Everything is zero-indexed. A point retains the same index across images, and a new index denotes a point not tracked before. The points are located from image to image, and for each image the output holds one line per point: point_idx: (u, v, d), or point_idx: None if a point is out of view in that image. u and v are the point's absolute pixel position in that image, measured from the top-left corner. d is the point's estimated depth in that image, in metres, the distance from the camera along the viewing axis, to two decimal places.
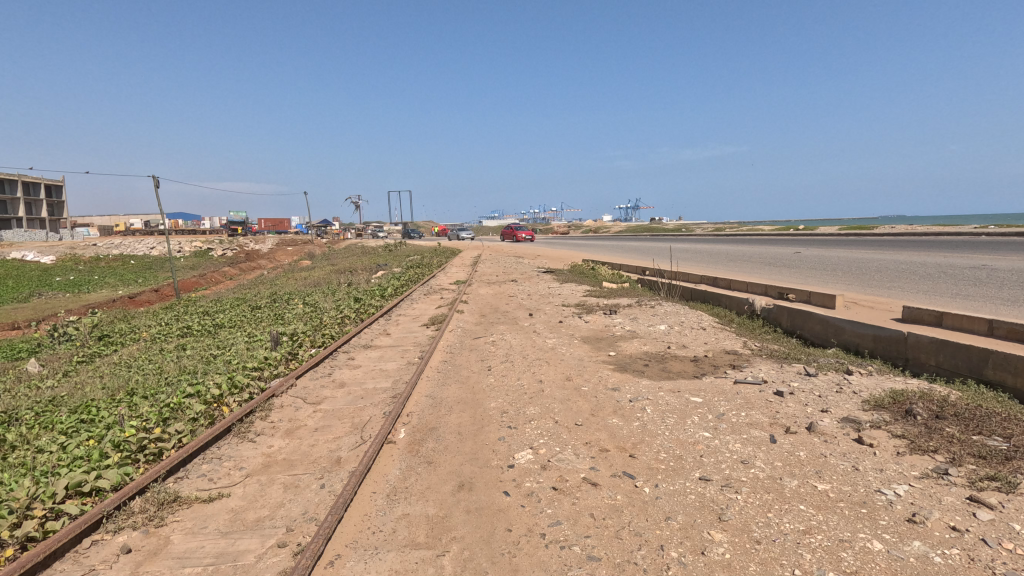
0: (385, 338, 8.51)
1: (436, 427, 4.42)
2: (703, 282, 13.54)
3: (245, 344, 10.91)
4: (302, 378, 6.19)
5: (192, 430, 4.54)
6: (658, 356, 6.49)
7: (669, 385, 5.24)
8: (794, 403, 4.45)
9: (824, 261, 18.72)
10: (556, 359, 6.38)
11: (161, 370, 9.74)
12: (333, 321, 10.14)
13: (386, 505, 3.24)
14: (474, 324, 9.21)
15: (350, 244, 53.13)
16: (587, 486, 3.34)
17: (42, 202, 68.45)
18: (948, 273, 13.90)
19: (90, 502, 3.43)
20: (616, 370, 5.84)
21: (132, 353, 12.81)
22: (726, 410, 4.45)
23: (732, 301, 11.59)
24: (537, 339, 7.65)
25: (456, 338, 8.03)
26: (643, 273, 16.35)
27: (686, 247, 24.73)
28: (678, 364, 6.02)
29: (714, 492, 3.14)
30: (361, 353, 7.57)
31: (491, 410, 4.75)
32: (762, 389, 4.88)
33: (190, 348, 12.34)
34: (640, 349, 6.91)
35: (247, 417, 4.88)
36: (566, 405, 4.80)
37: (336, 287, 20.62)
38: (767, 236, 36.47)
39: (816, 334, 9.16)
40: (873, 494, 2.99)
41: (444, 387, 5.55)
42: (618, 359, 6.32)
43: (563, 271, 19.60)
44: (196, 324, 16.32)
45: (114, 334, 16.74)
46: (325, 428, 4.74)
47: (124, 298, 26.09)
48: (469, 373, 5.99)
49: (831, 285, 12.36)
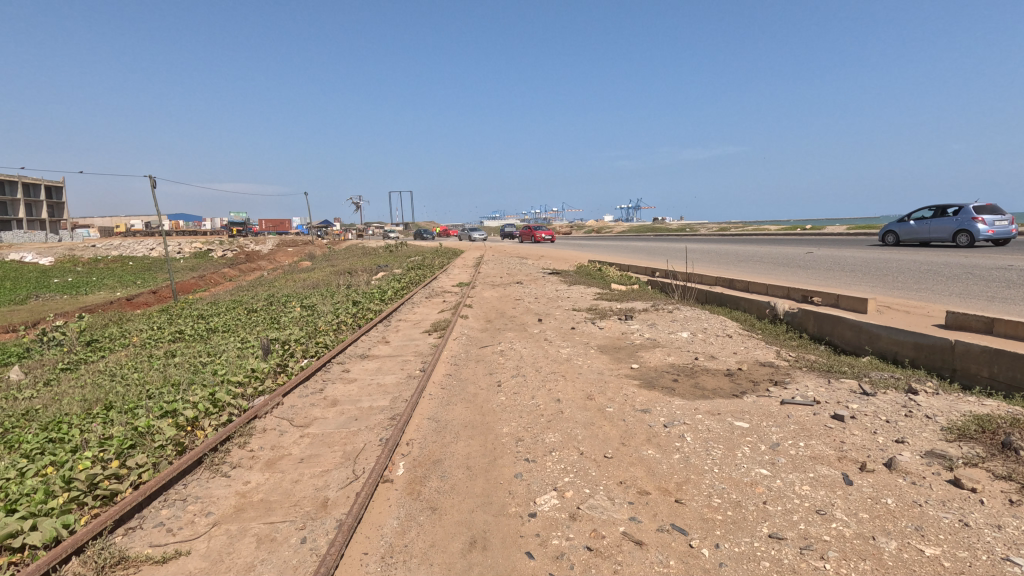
0: (383, 347, 7.85)
1: (441, 461, 3.78)
2: (718, 284, 12.89)
3: (236, 352, 10.27)
4: (289, 396, 5.54)
5: (155, 463, 3.90)
6: (686, 369, 5.83)
7: (705, 405, 4.57)
8: (860, 431, 3.80)
9: (839, 261, 18.06)
10: (574, 373, 5.73)
11: (145, 381, 9.11)
12: (329, 326, 9.49)
13: (380, 573, 2.60)
14: (480, 331, 8.56)
15: (351, 245, 52.51)
16: (628, 546, 2.69)
17: (42, 202, 67.99)
18: (976, 273, 13.20)
19: (17, 564, 2.80)
20: (642, 387, 5.17)
21: (117, 360, 12.16)
22: (780, 439, 3.80)
23: (751, 305, 10.94)
24: (549, 348, 6.99)
25: (460, 347, 7.39)
26: (653, 274, 15.68)
27: (695, 248, 24.05)
28: (711, 379, 5.36)
29: (793, 558, 2.50)
30: (356, 364, 6.92)
31: (504, 438, 4.10)
32: (817, 412, 4.22)
33: (179, 355, 11.70)
34: (664, 360, 6.25)
35: (222, 444, 4.24)
36: (590, 432, 4.14)
37: (335, 289, 19.97)
38: (774, 235, 35.82)
39: (848, 340, 8.52)
40: (1002, 566, 2.34)
41: (448, 407, 4.89)
42: (642, 374, 5.66)
43: (570, 272, 18.94)
44: (188, 328, 15.69)
45: (104, 338, 16.12)
46: (312, 458, 4.10)
47: (121, 300, 25.52)
48: (477, 390, 5.35)
49: (855, 287, 11.70)
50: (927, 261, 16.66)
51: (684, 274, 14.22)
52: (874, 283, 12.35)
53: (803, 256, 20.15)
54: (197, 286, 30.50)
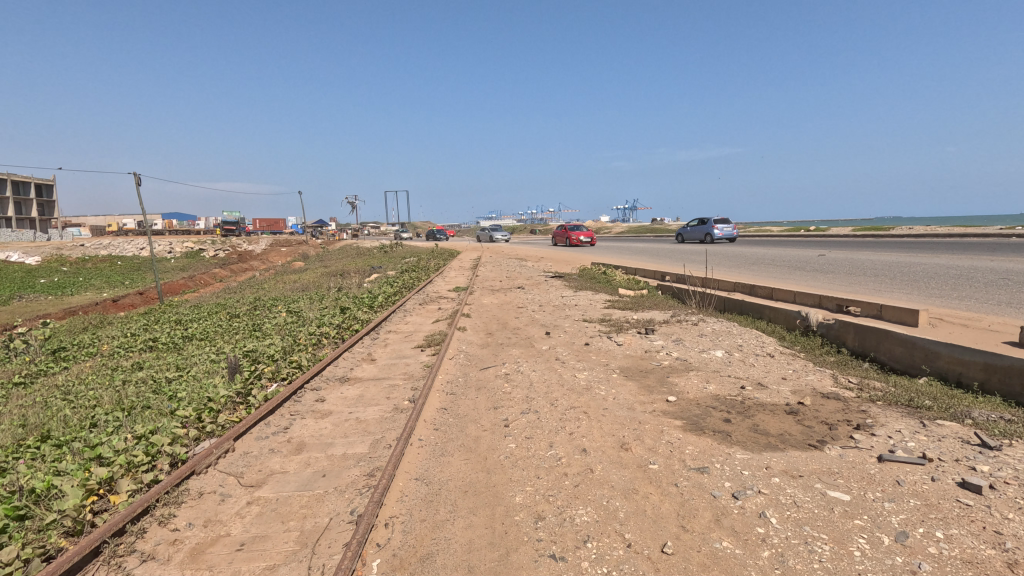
0: (368, 367, 6.77)
1: (432, 558, 2.69)
2: (739, 290, 11.89)
3: (205, 368, 9.11)
4: (242, 439, 4.42)
5: (30, 557, 2.79)
6: (735, 403, 4.75)
7: (779, 462, 3.51)
8: (1018, 514, 2.73)
9: (858, 264, 17.14)
10: (598, 410, 4.63)
11: (99, 402, 7.98)
12: (309, 340, 8.39)
13: None
14: (481, 346, 7.51)
15: (345, 245, 51.45)
16: None
17: (33, 202, 66.77)
18: (1013, 279, 12.23)
19: None
20: (686, 430, 4.11)
21: (78, 374, 10.97)
22: (910, 526, 2.72)
23: (778, 314, 9.98)
24: (563, 371, 5.91)
25: (457, 369, 6.28)
26: (664, 279, 14.62)
27: (704, 250, 23.12)
28: (771, 418, 4.31)
29: None
30: (334, 391, 5.81)
31: (520, 517, 3.03)
32: (936, 476, 3.17)
33: (147, 368, 10.56)
34: (703, 389, 5.19)
35: (135, 522, 3.13)
36: (635, 507, 3.06)
37: (325, 293, 18.88)
38: (778, 237, 34.96)
39: (898, 358, 7.53)
40: None
41: (443, 460, 3.82)
42: (681, 409, 4.62)
43: (573, 275, 17.88)
44: (164, 335, 14.57)
45: (73, 346, 14.94)
46: (257, 544, 3.00)
47: (105, 302, 24.29)
48: (478, 434, 4.27)
49: (891, 294, 10.72)
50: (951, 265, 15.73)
51: (698, 279, 13.19)
52: (908, 290, 11.36)
53: (817, 259, 19.26)
54: (185, 287, 29.41)
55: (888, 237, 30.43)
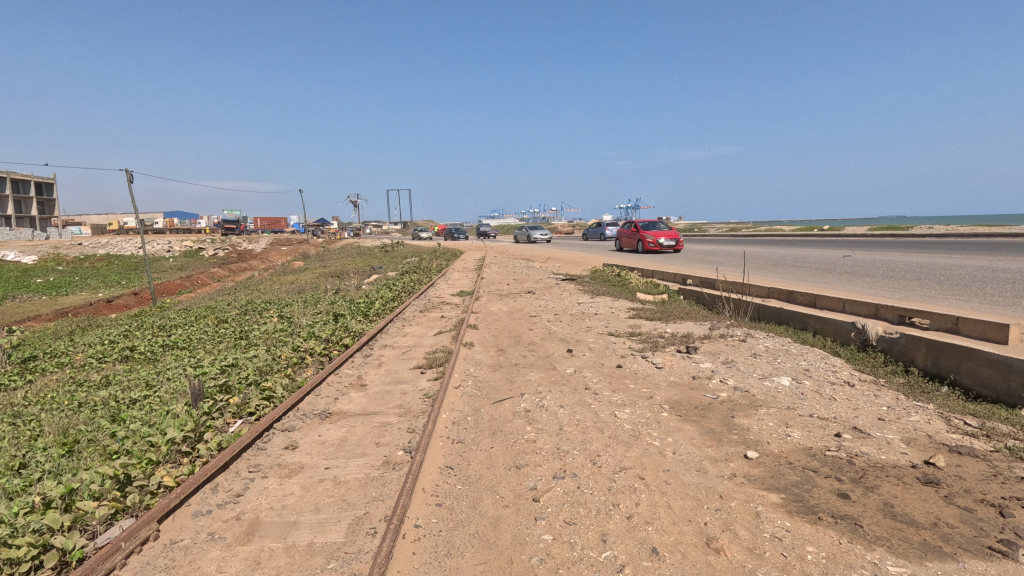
0: (356, 397, 5.56)
1: None
2: (775, 297, 10.70)
3: (173, 389, 7.87)
4: (173, 519, 3.22)
5: None
6: (841, 463, 3.52)
7: None
8: None
9: (891, 267, 15.90)
10: (658, 474, 3.42)
11: (41, 431, 6.75)
12: (290, 358, 7.14)
13: None
14: (493, 368, 6.31)
15: (346, 244, 50.23)
16: None
17: (31, 199, 65.53)
18: None
19: None
20: (795, 516, 2.88)
21: (37, 391, 9.63)
22: None
23: (827, 325, 8.77)
24: (599, 409, 4.67)
25: (465, 403, 5.04)
26: (685, 283, 13.43)
27: (720, 250, 21.87)
28: (905, 492, 3.08)
29: None
30: (310, 434, 4.62)
31: None
32: None
33: (113, 385, 9.29)
34: (786, 437, 3.98)
35: None
36: None
37: (322, 296, 17.68)
38: (794, 236, 33.43)
39: (987, 384, 6.31)
40: None
41: (450, 569, 2.61)
42: (769, 473, 3.40)
43: (585, 278, 16.68)
44: (143, 343, 13.37)
45: (43, 356, 13.65)
46: None
47: (97, 303, 23.06)
48: (497, 516, 3.06)
49: (954, 303, 9.47)
50: (994, 267, 14.47)
51: (726, 283, 11.95)
52: (969, 297, 10.11)
53: (843, 260, 18.12)
54: (181, 287, 28.27)
55: (910, 237, 29.17)
